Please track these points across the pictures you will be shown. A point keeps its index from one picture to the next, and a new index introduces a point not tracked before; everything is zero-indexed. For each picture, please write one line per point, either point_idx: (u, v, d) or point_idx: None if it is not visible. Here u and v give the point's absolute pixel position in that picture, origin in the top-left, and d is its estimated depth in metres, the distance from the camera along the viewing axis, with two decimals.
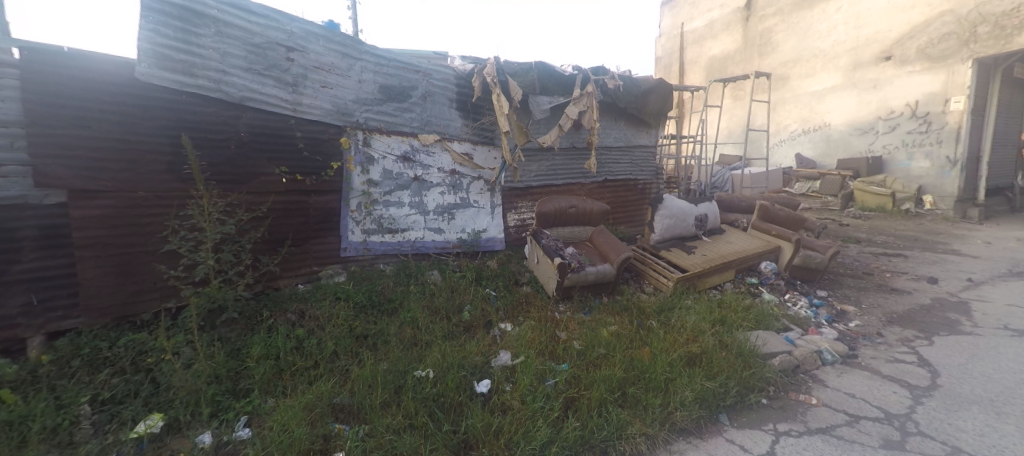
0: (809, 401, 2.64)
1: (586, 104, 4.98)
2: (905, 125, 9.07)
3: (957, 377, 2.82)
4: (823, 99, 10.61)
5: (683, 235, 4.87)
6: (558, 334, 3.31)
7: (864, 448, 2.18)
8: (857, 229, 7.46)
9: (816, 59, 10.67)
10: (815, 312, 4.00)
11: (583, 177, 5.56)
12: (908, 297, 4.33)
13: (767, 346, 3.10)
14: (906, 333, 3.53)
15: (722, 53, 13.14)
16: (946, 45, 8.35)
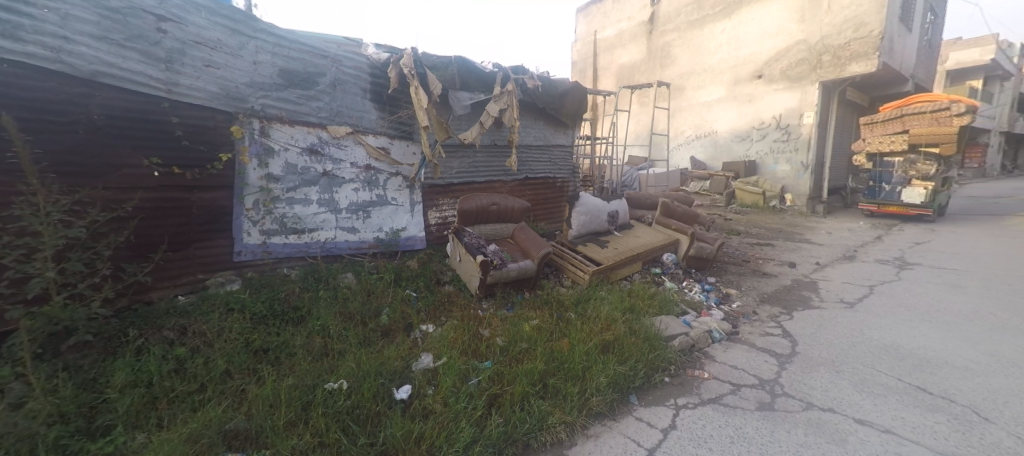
0: (702, 375, 2.94)
1: (507, 102, 5.00)
2: (773, 134, 10.60)
3: (809, 343, 3.36)
4: (710, 109, 11.96)
5: (597, 231, 5.15)
6: (481, 332, 3.27)
7: (744, 412, 2.50)
8: (738, 223, 8.54)
9: (705, 73, 11.98)
10: (706, 296, 4.49)
11: (504, 175, 5.59)
12: (776, 280, 5.07)
13: (668, 329, 3.39)
14: (773, 310, 4.13)
15: (629, 62, 14.14)
16: (801, 69, 9.94)
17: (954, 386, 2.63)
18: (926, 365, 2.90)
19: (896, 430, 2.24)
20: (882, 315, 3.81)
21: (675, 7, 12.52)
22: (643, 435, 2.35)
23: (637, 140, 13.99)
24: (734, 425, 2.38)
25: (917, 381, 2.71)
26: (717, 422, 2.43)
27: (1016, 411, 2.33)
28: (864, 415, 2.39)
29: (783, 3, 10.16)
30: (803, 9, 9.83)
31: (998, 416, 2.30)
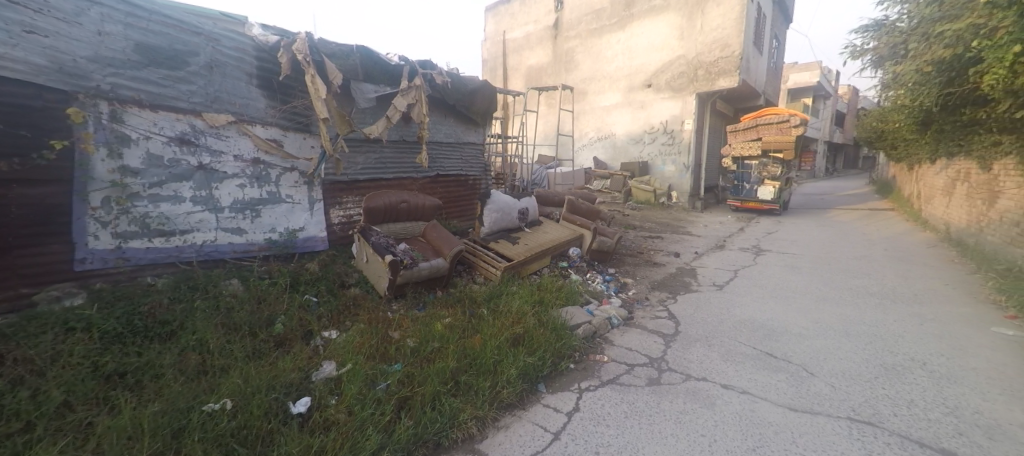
0: (602, 359, 3.19)
1: (415, 97, 4.83)
2: (661, 138, 11.85)
3: (690, 323, 3.85)
4: (609, 113, 12.95)
5: (508, 228, 5.27)
6: (391, 335, 3.15)
7: (636, 389, 2.78)
8: (634, 218, 9.39)
9: (604, 79, 12.93)
10: (606, 286, 4.88)
11: (414, 172, 5.43)
12: (664, 268, 5.70)
13: (573, 319, 3.62)
14: (662, 295, 4.65)
15: (536, 64, 14.65)
16: (681, 81, 11.26)
17: (792, 349, 3.21)
18: (773, 334, 3.50)
19: (751, 390, 2.68)
20: (744, 295, 4.51)
21: (577, 15, 13.30)
22: (550, 420, 2.48)
23: (545, 139, 14.59)
24: (628, 402, 2.63)
25: (767, 347, 3.26)
26: (614, 400, 2.66)
27: (833, 365, 2.93)
28: (728, 381, 2.81)
29: (666, 21, 11.40)
30: (682, 28, 11.14)
31: (821, 370, 2.87)
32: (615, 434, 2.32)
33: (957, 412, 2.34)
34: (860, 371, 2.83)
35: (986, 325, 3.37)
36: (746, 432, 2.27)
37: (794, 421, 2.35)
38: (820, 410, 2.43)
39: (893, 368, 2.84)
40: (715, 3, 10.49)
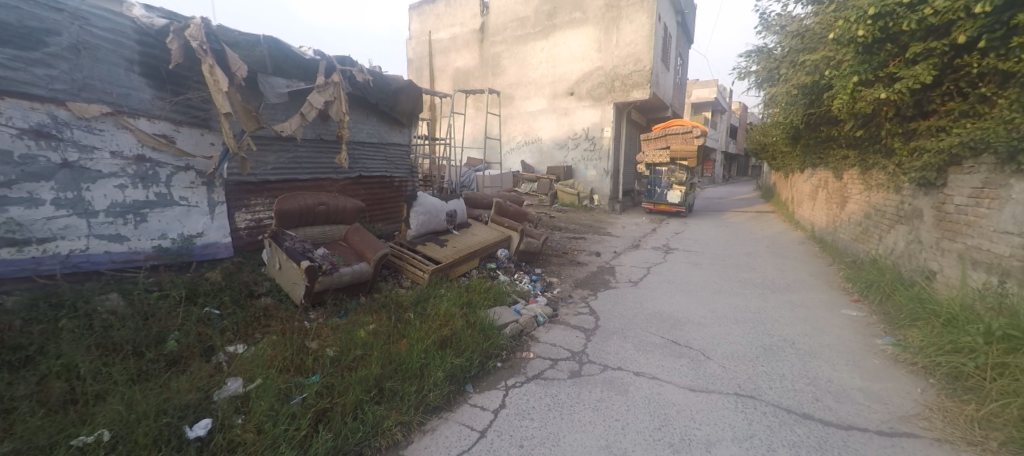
0: (528, 356, 3.30)
1: (333, 94, 4.51)
2: (583, 144, 12.51)
3: (608, 317, 4.12)
4: (535, 118, 13.35)
5: (436, 230, 5.19)
6: (308, 344, 2.96)
7: (559, 382, 2.92)
8: (559, 220, 9.79)
9: (530, 85, 13.32)
10: (533, 285, 5.03)
11: (333, 172, 5.15)
12: (586, 267, 6.03)
13: (501, 319, 3.69)
14: (584, 292, 4.92)
15: (463, 66, 14.61)
16: (600, 91, 12.01)
17: (694, 336, 3.59)
18: (679, 323, 3.88)
19: (657, 375, 2.96)
20: (655, 289, 4.93)
21: (502, 20, 13.52)
22: (476, 419, 2.51)
23: (473, 142, 14.61)
24: (551, 395, 2.75)
25: (673, 336, 3.61)
26: (539, 395, 2.77)
27: (725, 348, 3.33)
28: (639, 368, 3.07)
29: (586, 33, 12.08)
30: (600, 41, 11.87)
31: (715, 353, 3.25)
32: (538, 427, 2.42)
33: (816, 381, 2.80)
34: (746, 352, 3.25)
35: (838, 308, 4.07)
36: (653, 413, 2.51)
37: (692, 400, 2.64)
38: (714, 388, 2.75)
39: (770, 347, 3.31)
40: (628, 20, 11.35)
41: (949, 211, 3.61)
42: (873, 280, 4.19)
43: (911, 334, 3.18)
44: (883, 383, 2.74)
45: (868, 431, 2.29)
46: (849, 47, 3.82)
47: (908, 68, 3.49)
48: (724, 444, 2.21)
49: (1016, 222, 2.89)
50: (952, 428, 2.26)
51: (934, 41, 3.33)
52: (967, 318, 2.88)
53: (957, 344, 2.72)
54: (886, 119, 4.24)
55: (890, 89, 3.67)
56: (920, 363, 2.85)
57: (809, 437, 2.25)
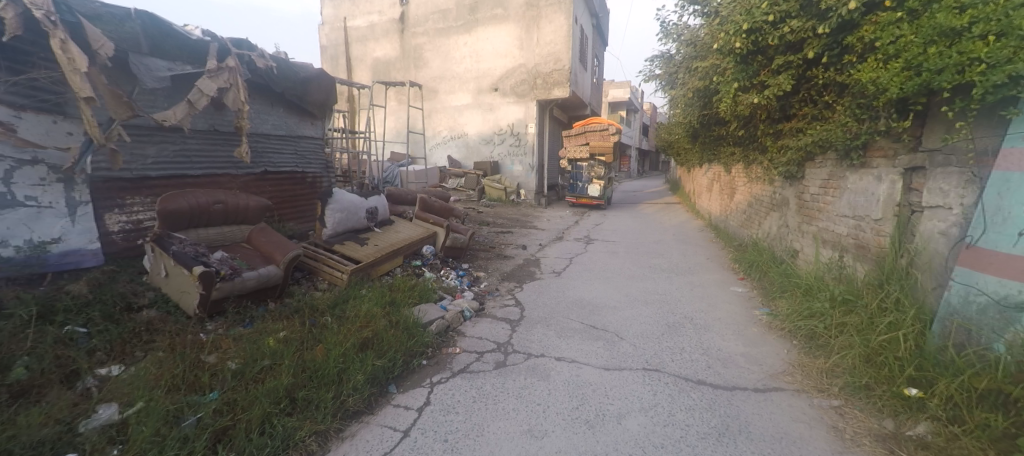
0: (454, 351, 3.29)
1: (230, 80, 4.02)
2: (509, 139, 12.68)
3: (533, 307, 4.25)
4: (461, 113, 13.24)
5: (355, 228, 4.93)
6: (204, 358, 2.65)
7: (485, 374, 2.95)
8: (486, 215, 9.83)
9: (454, 79, 13.16)
10: (459, 280, 5.00)
11: (233, 167, 4.65)
12: (513, 260, 6.13)
13: (426, 316, 3.61)
14: (510, 285, 5.00)
15: (383, 56, 13.94)
16: (523, 88, 12.26)
17: (609, 319, 3.84)
18: (597, 309, 4.13)
19: (576, 358, 3.11)
20: (576, 278, 5.18)
21: (423, 11, 13.15)
22: (399, 419, 2.45)
23: (396, 137, 14.07)
24: (477, 387, 2.77)
25: (590, 321, 3.83)
26: (464, 388, 2.77)
27: (636, 328, 3.61)
28: (560, 353, 3.21)
29: (508, 30, 12.21)
30: (521, 38, 12.08)
31: (627, 334, 3.51)
32: (463, 419, 2.43)
33: (708, 350, 3.15)
34: (653, 330, 3.55)
35: (727, 286, 4.62)
36: (572, 394, 2.64)
37: (607, 378, 2.83)
38: (625, 366, 2.98)
39: (673, 324, 3.66)
40: (548, 20, 11.67)
41: (808, 199, 4.28)
42: (753, 260, 4.82)
43: (780, 304, 3.72)
44: (760, 347, 3.17)
45: (748, 389, 2.64)
46: (728, 57, 4.29)
47: (774, 78, 4.02)
48: (633, 415, 2.40)
49: (851, 206, 3.53)
50: (808, 379, 2.69)
51: (791, 54, 3.85)
52: (818, 287, 3.43)
53: (812, 309, 3.23)
54: (760, 121, 4.82)
55: (761, 95, 4.18)
56: (787, 328, 3.34)
57: (703, 400, 2.54)
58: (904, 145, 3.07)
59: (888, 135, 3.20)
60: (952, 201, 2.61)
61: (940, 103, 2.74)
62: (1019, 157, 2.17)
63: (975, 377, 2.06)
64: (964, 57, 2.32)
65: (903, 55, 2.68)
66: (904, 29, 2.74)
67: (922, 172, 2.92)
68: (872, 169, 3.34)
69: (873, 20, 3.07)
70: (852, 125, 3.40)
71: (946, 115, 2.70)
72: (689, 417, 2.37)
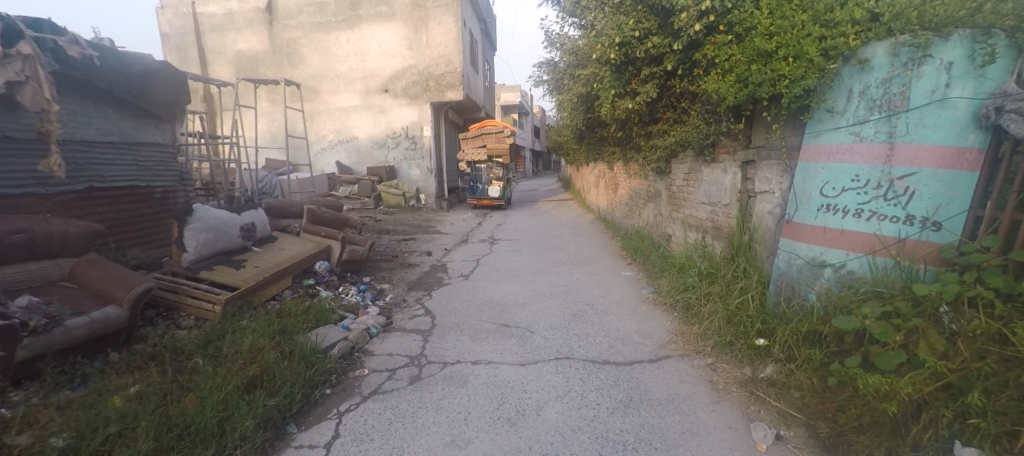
0: (362, 373, 3.11)
1: (26, 72, 3.21)
2: (403, 143, 12.31)
3: (443, 314, 4.21)
4: (348, 115, 12.43)
5: (227, 250, 4.30)
6: (10, 440, 2.05)
7: (399, 391, 2.86)
8: (386, 223, 9.41)
9: (338, 79, 12.29)
10: (362, 296, 4.71)
11: (38, 184, 3.74)
12: (419, 268, 5.98)
13: (326, 340, 3.33)
14: (418, 294, 4.88)
15: (248, 50, 12.34)
16: (416, 89, 12.00)
17: (519, 316, 4.00)
18: (507, 307, 4.26)
19: (493, 359, 3.19)
20: (484, 279, 5.28)
21: (296, 3, 12.00)
22: None
23: (273, 141, 12.64)
24: (392, 407, 2.67)
25: (502, 320, 3.94)
26: (377, 411, 2.64)
27: (544, 321, 3.82)
28: (476, 357, 3.25)
29: (395, 29, 11.81)
30: (410, 39, 11.78)
31: (538, 328, 3.70)
32: (380, 445, 2.32)
33: (609, 332, 3.49)
34: (560, 321, 3.80)
35: (618, 271, 5.14)
36: (491, 395, 2.70)
37: (522, 373, 2.95)
38: (538, 359, 3.14)
39: (578, 312, 3.96)
40: (436, 22, 11.58)
41: (675, 190, 4.99)
42: (637, 247, 5.45)
43: (662, 282, 4.28)
44: (649, 322, 3.61)
45: (643, 361, 2.99)
46: (605, 66, 4.75)
47: (643, 86, 4.59)
48: (550, 404, 2.56)
49: (707, 195, 4.22)
50: (687, 344, 3.16)
51: (655, 66, 4.41)
52: (688, 265, 4.04)
53: (686, 284, 3.79)
54: (634, 124, 5.45)
55: (633, 101, 4.74)
56: (668, 302, 3.86)
57: (608, 378, 2.81)
58: (740, 144, 3.78)
59: (729, 135, 3.90)
60: (774, 187, 3.29)
61: (761, 110, 3.41)
62: (814, 152, 2.81)
63: (799, 323, 2.61)
64: (775, 74, 2.95)
65: (735, 71, 3.29)
66: (734, 49, 3.35)
67: (753, 165, 3.62)
68: (719, 163, 4.04)
69: (712, 40, 3.68)
70: (703, 127, 4.07)
71: (765, 119, 3.39)
72: (599, 396, 2.61)
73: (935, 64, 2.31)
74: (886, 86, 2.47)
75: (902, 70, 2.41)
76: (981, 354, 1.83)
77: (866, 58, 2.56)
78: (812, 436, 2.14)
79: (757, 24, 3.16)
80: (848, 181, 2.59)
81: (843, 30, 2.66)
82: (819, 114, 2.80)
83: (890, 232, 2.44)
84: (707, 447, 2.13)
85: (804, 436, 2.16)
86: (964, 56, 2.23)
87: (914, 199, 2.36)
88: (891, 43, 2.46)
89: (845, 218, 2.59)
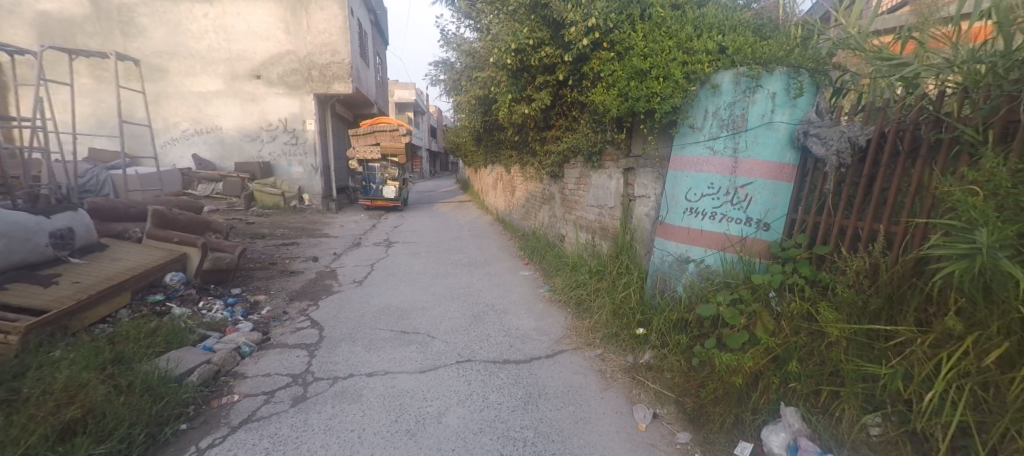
0: (231, 400, 2.67)
1: None
2: (281, 137, 11.03)
3: (332, 325, 3.86)
4: (209, 102, 10.71)
5: (29, 261, 3.32)
6: None
7: (280, 415, 2.52)
8: (261, 226, 8.32)
9: (193, 59, 10.50)
10: (230, 311, 4.06)
11: None
12: (302, 276, 5.39)
13: (181, 365, 2.79)
14: (302, 305, 4.39)
15: (59, 12, 9.82)
16: (295, 78, 10.83)
17: (418, 321, 3.86)
18: (404, 313, 4.07)
19: (390, 369, 3.02)
20: (379, 285, 4.98)
21: None
22: None
23: (101, 128, 10.27)
24: (270, 434, 2.35)
25: (400, 327, 3.76)
26: (251, 441, 2.29)
27: (445, 325, 3.74)
28: (371, 368, 3.04)
29: (267, 9, 10.49)
30: (286, 21, 10.57)
31: (438, 332, 3.60)
32: None
33: (509, 331, 3.57)
34: (461, 324, 3.76)
35: (516, 271, 5.29)
36: (389, 407, 2.55)
37: (423, 381, 2.84)
38: (439, 364, 3.06)
39: (478, 314, 3.97)
40: (318, 6, 10.59)
41: (568, 193, 5.32)
42: (535, 247, 5.70)
43: (557, 280, 4.53)
44: (546, 319, 3.79)
45: (540, 357, 3.12)
46: (502, 70, 4.82)
47: (537, 93, 4.80)
48: (452, 409, 2.51)
49: (596, 198, 4.58)
50: (580, 337, 3.38)
51: (547, 75, 4.63)
52: (580, 263, 4.35)
53: (578, 281, 4.07)
54: (530, 129, 5.67)
55: (529, 107, 4.93)
56: (562, 299, 4.10)
57: (509, 377, 2.87)
58: (622, 152, 4.18)
59: (613, 144, 4.30)
60: (649, 192, 3.72)
61: (639, 123, 3.82)
62: (680, 162, 3.22)
63: (671, 312, 2.97)
64: (650, 92, 3.32)
65: (617, 85, 3.63)
66: (616, 66, 3.69)
67: (633, 171, 4.03)
68: (605, 169, 4.42)
69: (597, 55, 3.98)
70: (591, 135, 4.41)
71: (642, 131, 3.80)
72: (500, 396, 2.64)
73: (764, 93, 2.80)
74: (731, 109, 2.91)
75: (742, 96, 2.88)
76: (797, 329, 2.27)
77: (717, 83, 2.99)
78: (681, 411, 2.44)
79: (634, 45, 3.52)
80: (705, 188, 3.00)
81: (700, 58, 3.13)
82: (683, 129, 3.21)
83: (736, 232, 2.90)
84: (598, 433, 2.30)
85: (675, 412, 2.46)
86: (783, 89, 2.75)
87: (752, 204, 2.83)
88: (734, 73, 2.90)
89: (704, 220, 3.01)
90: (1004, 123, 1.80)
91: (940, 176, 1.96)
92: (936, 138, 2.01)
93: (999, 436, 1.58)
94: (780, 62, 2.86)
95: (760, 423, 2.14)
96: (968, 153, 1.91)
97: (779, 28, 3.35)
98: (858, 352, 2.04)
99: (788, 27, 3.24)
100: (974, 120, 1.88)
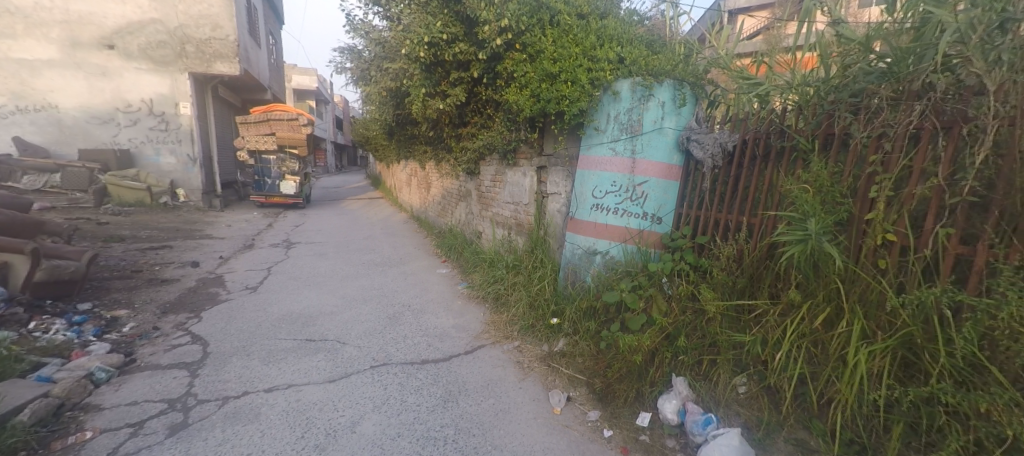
0: (81, 438, 2.23)
1: None
2: (145, 121, 9.38)
3: (220, 339, 3.42)
4: (37, 72, 8.73)
5: None
6: None
7: (153, 448, 2.18)
8: (119, 227, 7.01)
9: (13, 17, 8.51)
10: (78, 331, 3.37)
11: None
12: (178, 285, 4.68)
13: (5, 401, 2.26)
14: (179, 318, 3.82)
15: None
16: (163, 52, 9.28)
17: (327, 327, 3.62)
18: (309, 320, 3.78)
19: (294, 381, 2.79)
20: (278, 291, 4.54)
21: None
22: None
23: None
24: None
25: (305, 335, 3.48)
26: None
27: (357, 330, 3.56)
28: (271, 383, 2.78)
29: None
30: None
31: (349, 337, 3.42)
32: None
33: (427, 330, 3.53)
34: (375, 327, 3.62)
35: (433, 269, 5.22)
36: (294, 423, 2.37)
37: (333, 391, 2.69)
38: (351, 371, 2.92)
39: (394, 315, 3.84)
40: None
41: (484, 190, 5.40)
42: (451, 245, 5.68)
43: (475, 277, 4.58)
44: (464, 316, 3.81)
45: (459, 354, 3.14)
46: (414, 63, 4.69)
47: (452, 89, 4.79)
48: (367, 417, 2.42)
49: (511, 196, 4.72)
50: (498, 332, 3.48)
51: (462, 72, 4.65)
52: (496, 260, 4.46)
53: (495, 276, 4.17)
54: (445, 125, 5.63)
55: (444, 102, 4.89)
56: (480, 295, 4.17)
57: (428, 376, 2.84)
58: (535, 151, 4.37)
59: (527, 143, 4.47)
60: (561, 189, 3.95)
61: (550, 123, 4.03)
62: (587, 161, 3.47)
63: (581, 301, 3.20)
64: (560, 94, 3.52)
65: (530, 87, 3.79)
66: (528, 68, 3.84)
67: (545, 169, 4.24)
68: (519, 168, 4.59)
69: (510, 56, 4.09)
70: (505, 133, 4.52)
71: (553, 131, 4.01)
72: (418, 397, 2.61)
73: (656, 101, 3.14)
74: (629, 114, 3.22)
75: (638, 102, 3.19)
76: (684, 309, 2.62)
77: (617, 90, 3.28)
78: (591, 391, 2.65)
79: (544, 49, 3.70)
80: (609, 186, 3.27)
81: (602, 66, 3.42)
82: (589, 131, 3.46)
83: (635, 226, 3.21)
84: (515, 422, 2.40)
85: (586, 393, 2.66)
86: (670, 98, 3.12)
87: (647, 200, 3.17)
88: (631, 82, 3.21)
89: (608, 215, 3.29)
90: (826, 135, 2.26)
91: (785, 177, 2.41)
92: (781, 146, 2.45)
93: (825, 382, 2.00)
94: (668, 75, 3.24)
95: (656, 395, 2.41)
96: (802, 158, 2.36)
97: (667, 44, 3.79)
98: (730, 325, 2.42)
99: (674, 44, 3.68)
100: (806, 132, 2.33)
